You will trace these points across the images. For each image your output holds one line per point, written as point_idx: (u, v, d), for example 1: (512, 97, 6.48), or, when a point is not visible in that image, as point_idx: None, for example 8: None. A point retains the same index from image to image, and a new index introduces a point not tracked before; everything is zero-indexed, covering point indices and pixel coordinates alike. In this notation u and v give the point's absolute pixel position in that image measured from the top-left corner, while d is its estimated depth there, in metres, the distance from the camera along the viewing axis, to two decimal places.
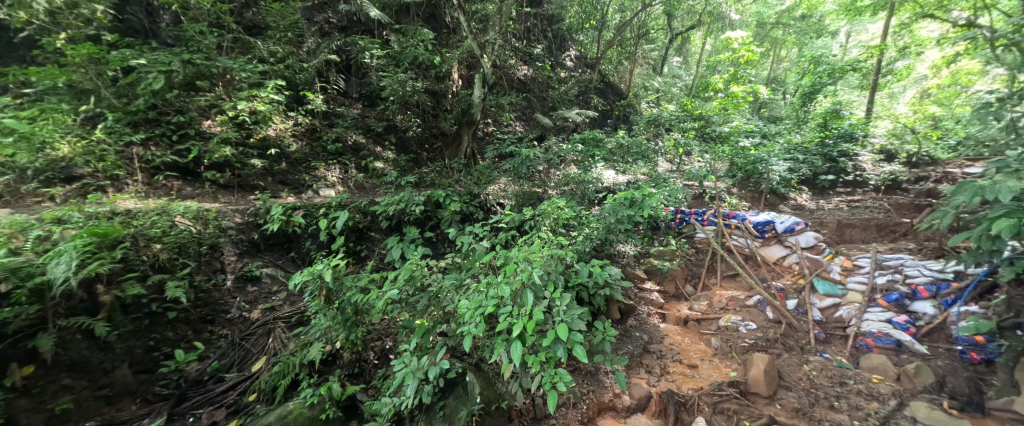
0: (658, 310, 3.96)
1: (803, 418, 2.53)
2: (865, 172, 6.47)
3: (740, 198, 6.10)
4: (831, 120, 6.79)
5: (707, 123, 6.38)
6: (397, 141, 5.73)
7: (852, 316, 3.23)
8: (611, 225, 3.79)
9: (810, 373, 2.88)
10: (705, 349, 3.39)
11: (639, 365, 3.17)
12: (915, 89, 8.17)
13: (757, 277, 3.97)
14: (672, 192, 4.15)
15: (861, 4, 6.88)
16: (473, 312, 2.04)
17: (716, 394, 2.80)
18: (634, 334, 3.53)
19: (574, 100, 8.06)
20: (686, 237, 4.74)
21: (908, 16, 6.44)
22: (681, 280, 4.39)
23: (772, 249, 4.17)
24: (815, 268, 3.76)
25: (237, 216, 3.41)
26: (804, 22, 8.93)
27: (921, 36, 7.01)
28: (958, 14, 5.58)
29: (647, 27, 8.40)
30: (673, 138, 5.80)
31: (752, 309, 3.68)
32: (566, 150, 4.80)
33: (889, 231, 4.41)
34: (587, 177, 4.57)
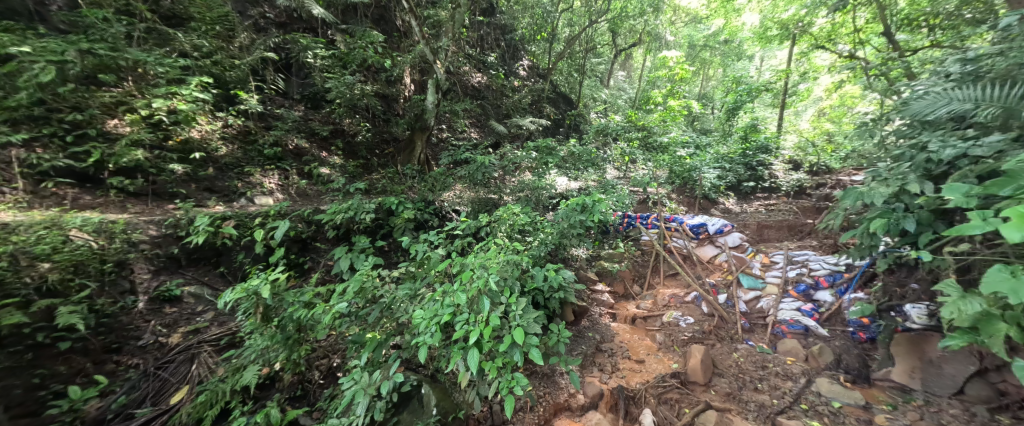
0: (609, 310, 4.19)
1: (733, 400, 2.83)
2: (778, 179, 7.35)
3: (678, 203, 6.66)
4: (750, 133, 7.70)
5: (649, 134, 6.88)
6: (345, 146, 5.46)
7: (771, 306, 3.65)
8: (564, 230, 3.96)
9: (738, 359, 3.22)
10: (651, 344, 3.64)
11: (591, 364, 3.32)
12: (814, 109, 9.53)
13: (694, 275, 4.36)
14: (619, 199, 4.43)
15: (771, 34, 7.90)
16: (428, 321, 2.01)
17: (660, 385, 3.02)
18: (587, 334, 3.71)
19: (528, 108, 8.27)
20: (633, 240, 5.06)
21: (806, 47, 7.54)
22: (630, 281, 4.65)
23: (705, 249, 4.61)
24: (740, 265, 4.22)
25: (152, 228, 3.03)
26: (727, 46, 10.06)
27: (817, 63, 8.23)
28: (842, 47, 6.67)
29: (594, 42, 8.90)
30: (620, 147, 6.19)
31: (690, 304, 4.02)
32: (520, 157, 4.94)
33: (798, 231, 5.08)
34: (541, 184, 4.70)
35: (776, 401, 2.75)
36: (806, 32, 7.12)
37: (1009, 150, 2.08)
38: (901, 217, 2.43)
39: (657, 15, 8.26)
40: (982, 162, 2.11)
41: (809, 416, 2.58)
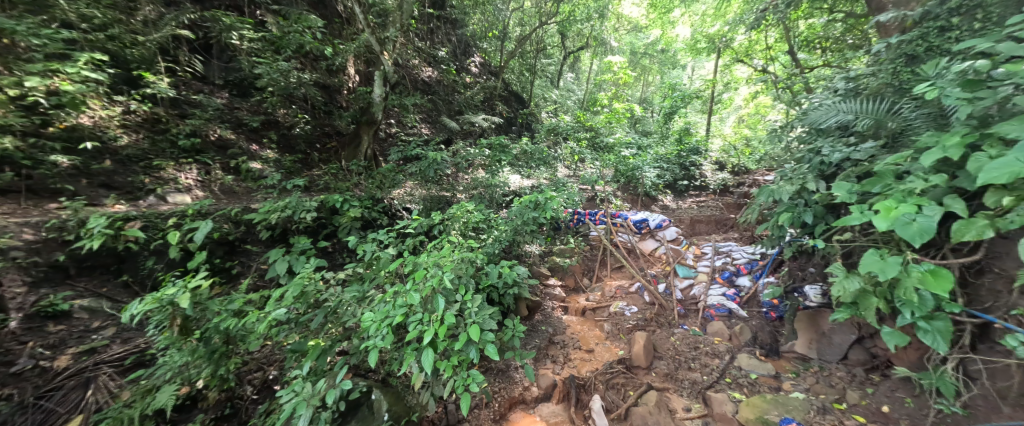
0: (561, 304, 4.38)
1: (670, 380, 3.12)
2: (707, 179, 8.15)
3: (623, 200, 7.09)
4: (684, 136, 8.42)
5: (597, 134, 7.30)
6: (281, 139, 5.01)
7: (701, 293, 4.05)
8: (518, 227, 4.05)
9: (675, 342, 3.53)
10: (599, 334, 3.86)
11: (545, 356, 3.47)
12: (736, 116, 10.67)
13: (637, 267, 4.69)
14: (569, 196, 4.62)
15: (701, 45, 8.63)
16: (379, 323, 1.93)
17: (607, 371, 3.21)
18: (540, 328, 3.88)
19: (481, 106, 8.23)
20: (582, 236, 5.34)
21: (729, 60, 8.42)
22: (579, 275, 4.90)
23: (646, 243, 5.00)
24: (676, 257, 4.63)
25: (27, 231, 2.54)
26: (664, 55, 10.88)
27: (738, 75, 9.23)
28: (758, 62, 7.54)
29: (544, 42, 9.09)
30: (570, 147, 6.45)
31: (634, 295, 4.32)
32: (473, 154, 4.92)
33: (723, 225, 5.69)
34: (494, 181, 4.72)
35: (706, 377, 3.06)
36: (729, 47, 7.95)
37: (879, 155, 2.52)
38: (802, 211, 2.84)
39: (602, 21, 8.65)
40: (860, 165, 2.54)
41: (733, 388, 2.91)
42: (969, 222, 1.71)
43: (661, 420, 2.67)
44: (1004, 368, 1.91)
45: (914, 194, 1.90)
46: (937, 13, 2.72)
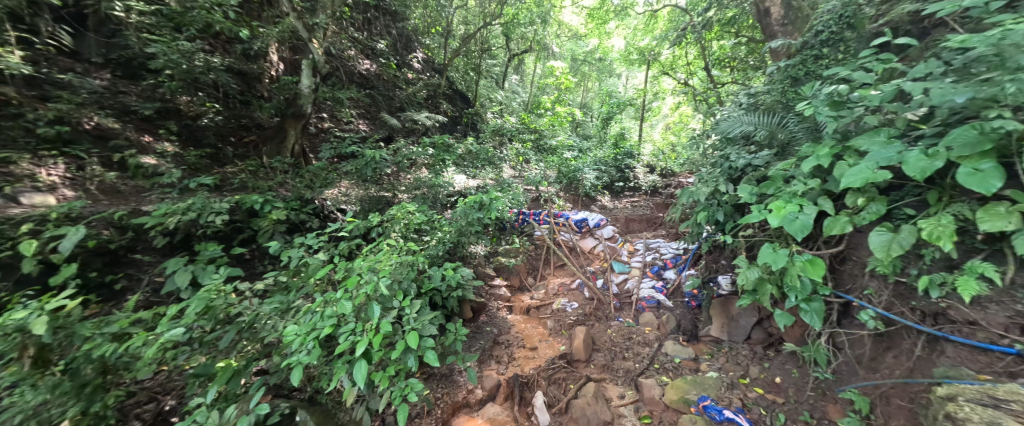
0: (505, 304, 4.47)
1: (607, 370, 3.31)
2: (640, 181, 8.80)
3: (565, 201, 7.36)
4: (620, 141, 8.99)
5: (541, 136, 7.53)
6: (182, 130, 4.34)
7: (634, 287, 4.35)
8: (462, 228, 4.01)
9: (612, 335, 3.76)
10: (542, 331, 3.99)
11: (489, 358, 3.53)
12: (664, 123, 11.66)
13: (577, 265, 4.91)
14: (514, 196, 4.68)
15: (634, 57, 9.32)
16: (304, 337, 1.77)
17: (550, 367, 3.32)
18: (485, 329, 3.95)
19: (424, 103, 7.97)
20: (526, 235, 5.47)
21: (658, 71, 9.17)
22: (524, 274, 5.04)
23: (586, 241, 5.27)
24: (612, 253, 4.94)
25: None
26: (601, 63, 11.52)
27: (665, 86, 10.09)
28: (682, 75, 8.32)
29: (488, 43, 9.08)
30: (515, 148, 6.53)
31: (575, 291, 4.54)
32: (415, 153, 4.75)
33: (653, 223, 6.19)
34: (438, 181, 4.61)
35: (638, 365, 3.30)
36: (657, 60, 8.68)
37: (772, 162, 2.93)
38: (716, 210, 3.19)
39: (545, 26, 8.87)
40: (759, 170, 2.92)
41: (660, 373, 3.17)
42: (840, 216, 2.06)
43: (598, 410, 2.81)
44: (860, 339, 2.30)
45: (797, 196, 2.25)
46: (813, 43, 3.25)
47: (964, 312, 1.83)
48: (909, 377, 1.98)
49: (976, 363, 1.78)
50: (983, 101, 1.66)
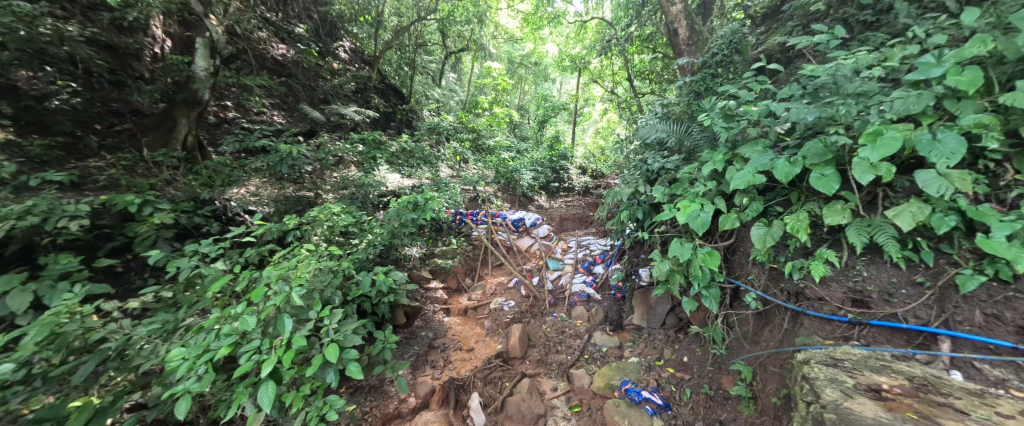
0: (443, 306, 4.51)
1: (541, 365, 3.45)
2: (574, 181, 9.28)
3: (503, 200, 7.45)
4: (555, 143, 9.31)
5: (479, 136, 7.53)
6: (19, 113, 3.30)
7: (567, 282, 4.53)
8: (395, 230, 3.83)
9: (546, 330, 3.90)
10: (480, 331, 4.08)
11: (424, 363, 3.50)
12: (595, 128, 12.44)
13: (514, 264, 5.02)
14: (451, 196, 4.60)
15: (567, 63, 9.77)
16: (195, 360, 1.54)
17: (486, 367, 3.36)
18: (420, 334, 3.92)
19: (352, 96, 7.43)
20: (464, 236, 5.44)
21: (588, 79, 9.72)
22: (461, 275, 5.06)
23: (523, 240, 5.42)
24: (547, 251, 5.14)
25: None
26: (537, 67, 11.86)
27: (595, 93, 10.76)
28: (609, 84, 8.95)
29: (423, 37, 8.74)
30: (453, 147, 6.43)
31: (511, 290, 4.65)
32: (341, 150, 4.42)
33: (585, 221, 6.57)
34: (367, 180, 4.33)
35: (570, 357, 3.47)
36: (587, 69, 9.21)
37: (681, 166, 3.29)
38: (636, 208, 3.47)
39: (481, 26, 8.83)
40: (669, 173, 3.27)
41: (589, 363, 3.36)
42: (731, 213, 2.40)
43: (532, 405, 2.91)
44: (746, 316, 2.64)
45: (699, 196, 2.56)
46: (711, 63, 3.73)
47: (816, 290, 2.19)
48: (778, 347, 2.32)
49: (823, 331, 2.11)
50: (826, 120, 2.06)
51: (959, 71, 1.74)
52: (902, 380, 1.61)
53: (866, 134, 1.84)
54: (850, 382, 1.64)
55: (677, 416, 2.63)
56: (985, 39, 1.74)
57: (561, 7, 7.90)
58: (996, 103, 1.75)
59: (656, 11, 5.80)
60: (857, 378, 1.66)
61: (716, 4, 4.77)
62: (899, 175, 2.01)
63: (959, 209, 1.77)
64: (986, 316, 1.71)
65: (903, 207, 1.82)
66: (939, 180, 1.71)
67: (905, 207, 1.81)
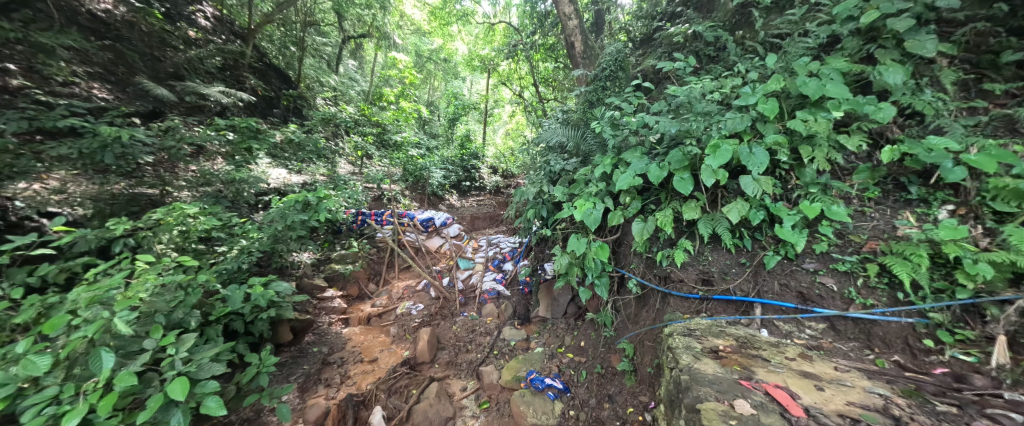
0: (341, 316, 4.15)
1: (450, 366, 3.45)
2: (485, 180, 9.41)
3: (412, 199, 7.17)
4: (465, 142, 9.22)
5: (384, 131, 6.70)
6: None
7: (477, 281, 4.50)
8: (278, 233, 3.33)
9: (456, 330, 3.88)
10: (384, 339, 3.85)
11: (316, 383, 3.17)
12: (504, 128, 12.78)
13: (423, 265, 4.85)
14: (352, 195, 4.21)
15: (476, 63, 9.80)
16: None
17: (390, 377, 3.20)
18: (312, 350, 3.55)
19: (217, 74, 6.12)
20: (367, 238, 5.07)
21: (497, 80, 9.92)
22: (364, 281, 4.70)
23: (433, 240, 5.26)
24: (457, 251, 5.07)
25: None
26: (446, 64, 11.62)
27: (504, 95, 11.04)
28: (517, 87, 9.29)
29: (316, 16, 7.74)
30: (353, 141, 5.88)
31: (420, 292, 4.48)
32: (203, 137, 3.64)
33: (496, 219, 6.68)
34: (239, 176, 3.67)
35: (479, 355, 3.51)
36: (496, 71, 9.39)
37: (578, 168, 3.59)
38: (541, 206, 3.65)
39: (384, 13, 8.25)
40: (568, 174, 3.55)
41: (498, 358, 3.45)
42: (617, 211, 2.74)
43: (440, 409, 2.91)
44: (629, 301, 3.01)
45: (591, 195, 2.84)
46: (601, 76, 4.17)
47: (677, 274, 2.63)
48: (652, 324, 2.71)
49: (682, 308, 2.57)
50: (683, 133, 2.48)
51: (765, 101, 2.28)
52: (731, 340, 2.06)
53: (709, 146, 2.28)
54: (698, 346, 2.02)
55: (575, 397, 2.87)
56: (779, 78, 2.30)
57: (469, 7, 7.90)
58: (786, 126, 2.34)
59: (557, 24, 6.27)
60: (703, 344, 2.04)
61: (606, 24, 5.35)
62: (730, 179, 2.54)
63: (765, 206, 2.32)
64: (780, 285, 2.27)
65: (732, 204, 2.30)
66: (754, 183, 2.22)
67: (734, 204, 2.29)
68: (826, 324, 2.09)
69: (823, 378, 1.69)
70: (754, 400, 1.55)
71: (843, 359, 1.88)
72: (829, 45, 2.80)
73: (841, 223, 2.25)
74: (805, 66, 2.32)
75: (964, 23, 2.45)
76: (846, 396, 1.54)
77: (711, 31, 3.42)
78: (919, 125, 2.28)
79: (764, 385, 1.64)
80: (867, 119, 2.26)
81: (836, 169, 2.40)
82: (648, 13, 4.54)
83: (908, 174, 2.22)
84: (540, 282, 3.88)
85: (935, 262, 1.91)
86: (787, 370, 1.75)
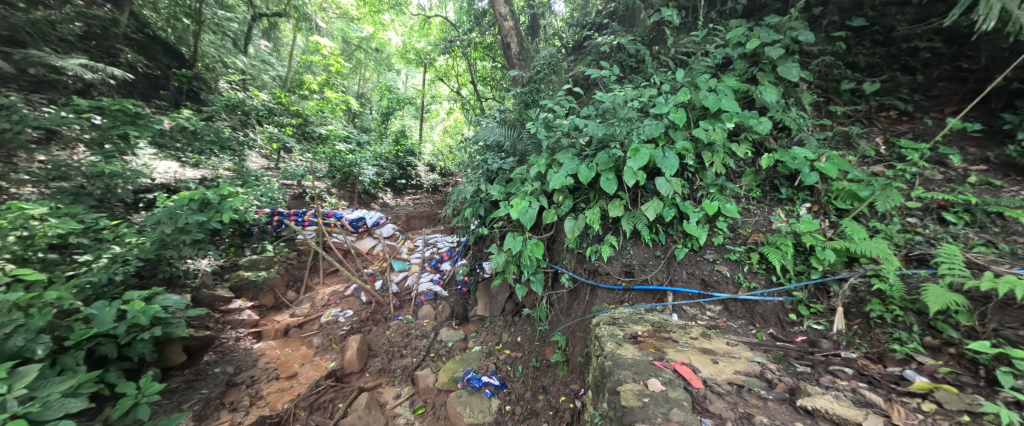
0: (252, 330, 3.71)
1: (382, 374, 3.29)
2: (422, 178, 9.06)
3: (339, 198, 6.63)
4: (401, 138, 8.78)
5: (305, 122, 6.01)
6: None
7: (414, 282, 4.33)
8: (166, 238, 2.86)
9: (389, 335, 3.71)
10: (306, 352, 3.52)
11: (219, 408, 2.79)
12: (442, 125, 12.44)
13: (353, 269, 4.53)
14: (267, 193, 3.78)
15: (412, 56, 9.40)
16: None
17: (313, 392, 2.96)
18: (214, 371, 3.11)
19: (77, 43, 4.73)
20: (286, 240, 4.61)
21: (434, 75, 9.63)
22: (281, 288, 4.28)
23: (364, 242, 4.92)
24: (392, 252, 4.81)
25: None
26: (377, 55, 10.91)
27: (441, 91, 10.73)
28: (455, 84, 9.14)
29: None
30: (267, 132, 5.22)
31: (349, 298, 4.17)
32: (56, 118, 2.92)
33: (434, 219, 6.47)
34: (112, 168, 3.07)
35: (414, 359, 3.40)
36: (433, 66, 9.08)
37: (514, 167, 3.64)
38: (478, 204, 3.63)
39: None
40: (505, 173, 3.58)
41: (434, 361, 3.37)
42: (550, 209, 2.85)
43: (370, 420, 2.76)
44: (561, 295, 3.14)
45: (527, 194, 2.91)
46: (536, 79, 4.29)
47: (603, 268, 2.82)
48: (581, 316, 2.87)
49: (608, 299, 2.76)
50: (608, 137, 2.67)
51: (675, 110, 2.55)
52: (647, 326, 2.27)
53: (630, 150, 2.48)
54: (620, 333, 2.20)
55: (511, 392, 2.93)
56: (686, 91, 2.60)
57: None
58: (692, 134, 2.65)
59: (494, 24, 6.31)
60: (625, 331, 2.23)
61: (541, 28, 5.51)
62: (648, 180, 2.79)
63: (676, 204, 2.60)
64: (688, 274, 2.56)
65: (649, 202, 2.54)
66: (666, 184, 2.48)
67: (651, 203, 2.53)
68: (721, 307, 2.42)
69: (717, 352, 1.96)
70: (664, 377, 1.73)
71: (733, 335, 2.20)
72: (724, 65, 3.23)
73: (733, 219, 2.61)
74: (706, 82, 2.65)
75: (818, 55, 3.03)
76: (734, 367, 1.81)
77: (633, 44, 3.72)
78: (788, 137, 2.75)
79: (673, 363, 1.84)
80: (752, 131, 2.67)
81: (730, 172, 2.79)
82: (579, 22, 4.80)
83: (780, 177, 2.67)
84: (478, 283, 3.81)
85: (797, 250, 2.32)
86: (690, 348, 2.00)
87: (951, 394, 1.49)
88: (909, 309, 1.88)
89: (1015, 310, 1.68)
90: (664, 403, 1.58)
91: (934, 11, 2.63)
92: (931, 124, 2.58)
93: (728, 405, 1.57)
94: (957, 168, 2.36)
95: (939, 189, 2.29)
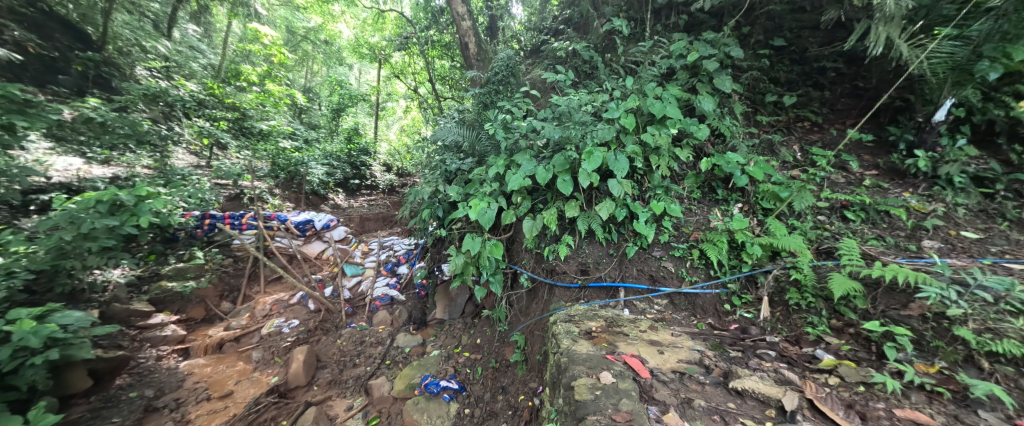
0: (178, 347, 3.33)
1: (331, 386, 3.11)
2: (377, 179, 8.70)
3: (284, 199, 6.18)
4: (353, 136, 8.34)
5: (243, 117, 5.50)
6: None
7: (367, 288, 4.13)
8: (65, 246, 2.47)
9: (341, 344, 3.51)
10: (244, 367, 3.23)
11: None
12: (399, 124, 12.01)
13: (300, 275, 4.23)
14: (197, 194, 3.41)
15: (364, 51, 8.97)
16: None
17: (252, 411, 2.73)
18: (129, 396, 2.74)
19: None
20: (221, 246, 4.18)
21: (389, 72, 9.26)
22: (214, 299, 3.87)
23: (312, 246, 4.62)
24: (343, 256, 4.56)
25: None
26: (328, 48, 10.20)
27: (396, 89, 10.34)
28: (410, 82, 8.88)
29: None
30: (197, 126, 4.71)
31: (295, 307, 3.89)
32: None
33: (390, 220, 6.25)
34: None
35: (368, 368, 3.24)
36: (388, 62, 8.74)
37: (473, 168, 3.61)
38: (436, 206, 3.54)
39: None
40: (463, 174, 3.54)
41: (390, 368, 3.24)
42: (509, 210, 2.87)
43: None
44: (520, 295, 3.18)
45: (486, 195, 2.90)
46: (494, 80, 4.28)
47: (560, 266, 2.90)
48: (539, 314, 2.91)
49: (564, 297, 2.83)
50: (564, 139, 2.74)
51: (626, 116, 2.69)
52: (601, 322, 2.37)
53: (584, 152, 2.57)
54: (575, 330, 2.27)
55: (470, 395, 2.89)
56: (635, 97, 2.75)
57: None
58: (640, 139, 2.80)
59: (451, 23, 6.29)
60: (579, 327, 2.30)
61: (499, 30, 5.52)
62: (601, 181, 2.91)
63: (626, 204, 2.74)
64: (637, 270, 2.71)
65: (602, 203, 2.65)
66: (618, 185, 2.60)
67: (604, 203, 2.64)
68: (667, 300, 2.58)
69: (663, 343, 2.09)
70: (615, 370, 1.81)
71: (677, 326, 2.37)
72: (669, 75, 3.46)
73: (677, 218, 2.81)
74: (653, 90, 2.82)
75: (747, 70, 3.34)
76: (677, 356, 1.94)
77: (586, 50, 3.86)
78: (723, 143, 3.01)
79: (623, 356, 1.93)
80: (693, 136, 2.88)
81: (674, 175, 2.99)
82: (535, 26, 4.98)
83: (717, 180, 2.91)
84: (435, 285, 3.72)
85: (732, 246, 2.54)
86: (639, 341, 2.11)
87: (851, 369, 1.71)
88: (819, 295, 2.15)
89: (899, 293, 1.97)
90: (614, 394, 1.65)
91: (838, 36, 2.99)
92: (836, 134, 2.97)
93: (672, 391, 1.69)
94: (856, 173, 2.74)
95: (843, 191, 2.63)
